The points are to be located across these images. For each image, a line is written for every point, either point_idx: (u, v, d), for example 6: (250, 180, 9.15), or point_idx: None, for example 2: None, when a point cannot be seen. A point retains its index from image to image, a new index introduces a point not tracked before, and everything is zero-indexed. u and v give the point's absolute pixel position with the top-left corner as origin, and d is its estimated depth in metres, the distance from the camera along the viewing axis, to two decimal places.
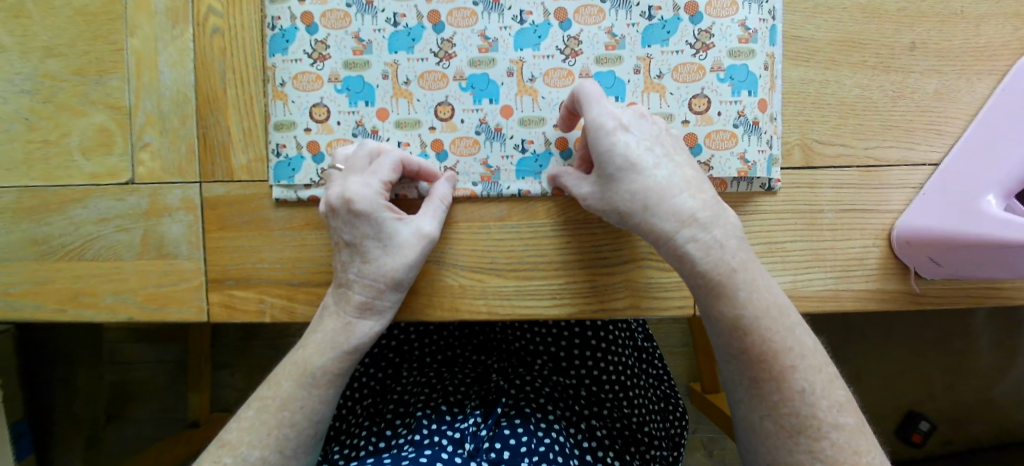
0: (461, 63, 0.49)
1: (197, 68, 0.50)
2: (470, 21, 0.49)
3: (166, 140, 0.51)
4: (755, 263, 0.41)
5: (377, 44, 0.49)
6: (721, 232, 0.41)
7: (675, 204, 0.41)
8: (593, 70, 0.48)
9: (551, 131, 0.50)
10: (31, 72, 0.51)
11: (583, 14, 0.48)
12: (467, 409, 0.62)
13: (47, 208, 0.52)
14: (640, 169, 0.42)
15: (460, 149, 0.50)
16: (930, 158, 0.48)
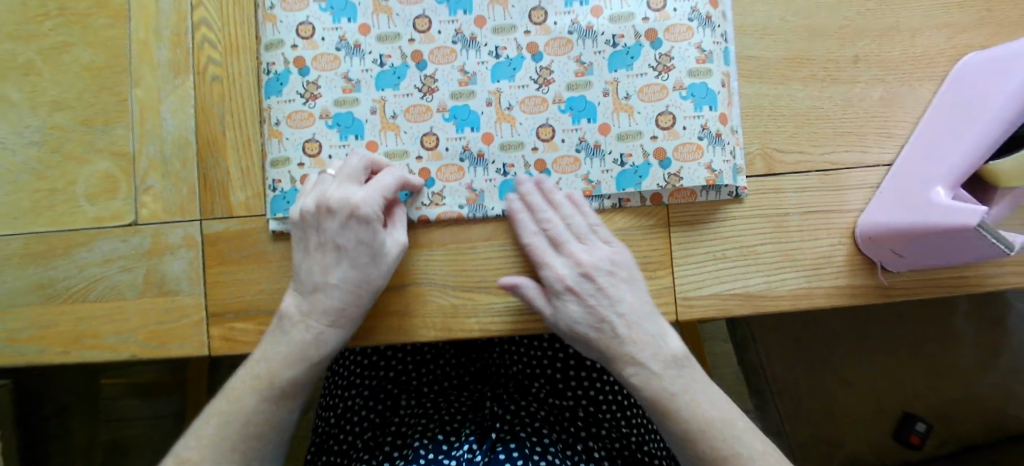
0: (443, 97, 0.52)
1: (197, 114, 0.54)
2: (450, 58, 0.53)
3: (167, 182, 0.54)
4: (699, 384, 0.47)
5: (363, 84, 0.53)
6: (662, 361, 0.47)
7: (631, 338, 0.47)
8: (563, 98, 0.52)
9: (530, 155, 0.52)
10: (40, 125, 0.55)
11: (553, 47, 0.52)
12: (462, 436, 0.63)
13: (52, 253, 0.54)
14: (592, 306, 0.48)
15: (447, 176, 0.52)
16: (882, 160, 0.52)
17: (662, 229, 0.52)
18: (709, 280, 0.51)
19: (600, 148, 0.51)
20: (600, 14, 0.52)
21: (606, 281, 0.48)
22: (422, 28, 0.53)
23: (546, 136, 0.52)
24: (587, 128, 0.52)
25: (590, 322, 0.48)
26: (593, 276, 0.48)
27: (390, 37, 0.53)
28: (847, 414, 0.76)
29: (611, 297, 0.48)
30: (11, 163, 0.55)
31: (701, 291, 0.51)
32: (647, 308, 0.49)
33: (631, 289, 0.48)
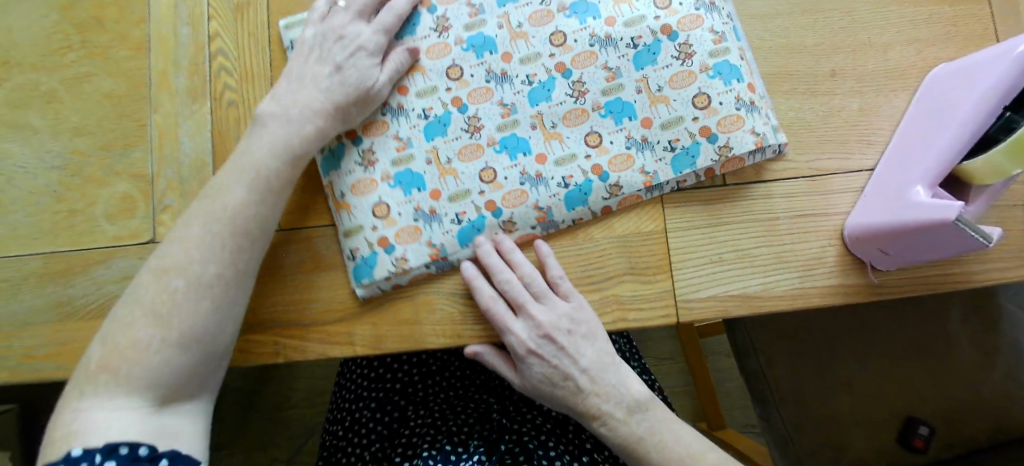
0: (490, 131, 0.54)
1: (214, 137, 0.56)
2: (488, 96, 0.55)
3: (185, 200, 0.56)
4: (663, 424, 0.54)
5: (416, 132, 0.55)
6: (626, 409, 0.53)
7: (594, 392, 0.53)
8: (603, 102, 0.54)
9: (585, 162, 0.53)
10: (61, 150, 0.57)
11: (579, 61, 0.55)
12: (469, 447, 0.65)
13: (71, 271, 0.56)
14: (554, 367, 0.53)
15: (516, 201, 0.53)
16: (865, 165, 0.55)
17: (660, 234, 0.54)
18: (707, 283, 0.53)
19: (648, 141, 0.53)
20: (614, 23, 0.55)
21: (565, 341, 0.52)
22: (456, 75, 0.55)
23: (592, 143, 0.54)
24: (632, 125, 0.54)
25: (553, 380, 0.53)
26: (560, 333, 0.52)
27: (426, 87, 0.55)
28: (852, 418, 0.77)
29: (572, 356, 0.53)
30: (32, 186, 0.57)
31: (700, 292, 0.53)
32: (605, 353, 0.54)
33: (589, 343, 0.53)
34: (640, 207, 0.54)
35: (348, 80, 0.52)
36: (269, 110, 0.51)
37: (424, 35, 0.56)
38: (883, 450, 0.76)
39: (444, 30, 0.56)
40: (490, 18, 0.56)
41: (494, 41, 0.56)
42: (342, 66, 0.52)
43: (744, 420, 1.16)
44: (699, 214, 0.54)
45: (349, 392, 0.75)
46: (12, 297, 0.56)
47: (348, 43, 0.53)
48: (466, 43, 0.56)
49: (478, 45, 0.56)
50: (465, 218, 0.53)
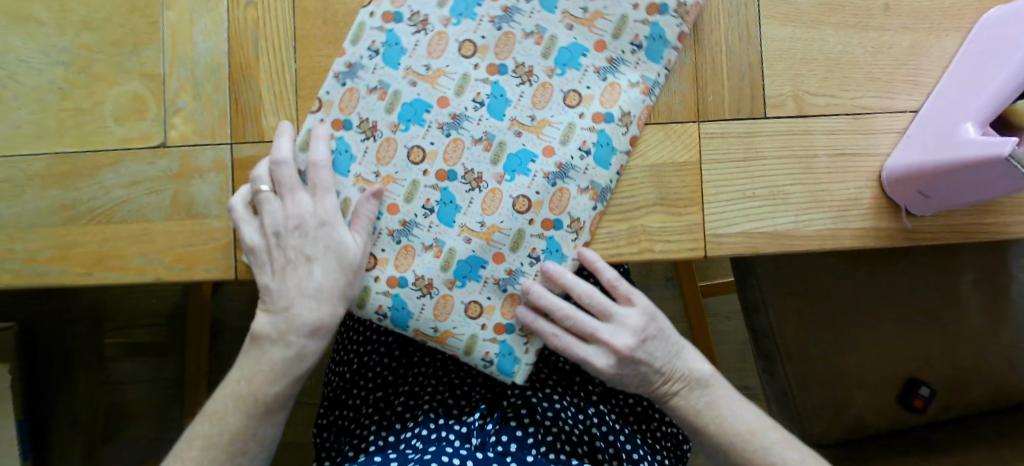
0: (487, 170, 0.50)
1: (230, 39, 0.53)
2: (461, 146, 0.50)
3: (199, 104, 0.53)
4: (724, 401, 0.56)
5: (439, 228, 0.50)
6: (690, 387, 0.55)
7: (667, 381, 0.55)
8: (552, 63, 0.50)
9: (583, 121, 0.50)
10: (67, 45, 0.54)
11: (501, 50, 0.50)
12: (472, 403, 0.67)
13: (77, 174, 0.53)
14: (633, 369, 0.54)
15: (562, 205, 0.50)
16: (910, 106, 0.53)
17: (693, 166, 0.52)
18: (737, 218, 0.52)
19: (613, 61, 0.50)
20: None
21: (640, 351, 0.53)
22: (418, 153, 0.50)
23: (573, 103, 0.50)
24: (590, 59, 0.50)
25: (631, 378, 0.55)
26: (637, 347, 0.53)
27: (408, 186, 0.51)
28: (852, 373, 0.78)
29: (645, 362, 0.54)
30: (37, 83, 0.54)
31: (731, 228, 0.51)
32: (669, 340, 0.55)
33: (658, 341, 0.54)
34: (674, 135, 0.52)
35: (335, 251, 0.50)
36: (263, 330, 0.52)
37: (367, 160, 0.51)
38: (881, 409, 0.78)
39: (375, 129, 0.50)
40: (394, 71, 0.50)
41: (423, 99, 0.50)
42: (289, 217, 0.50)
43: (739, 380, 1.17)
44: (734, 147, 0.52)
45: (358, 329, 0.76)
46: (15, 198, 0.54)
47: (312, 228, 0.50)
48: (396, 103, 0.50)
49: (409, 115, 0.50)
50: (535, 254, 0.51)
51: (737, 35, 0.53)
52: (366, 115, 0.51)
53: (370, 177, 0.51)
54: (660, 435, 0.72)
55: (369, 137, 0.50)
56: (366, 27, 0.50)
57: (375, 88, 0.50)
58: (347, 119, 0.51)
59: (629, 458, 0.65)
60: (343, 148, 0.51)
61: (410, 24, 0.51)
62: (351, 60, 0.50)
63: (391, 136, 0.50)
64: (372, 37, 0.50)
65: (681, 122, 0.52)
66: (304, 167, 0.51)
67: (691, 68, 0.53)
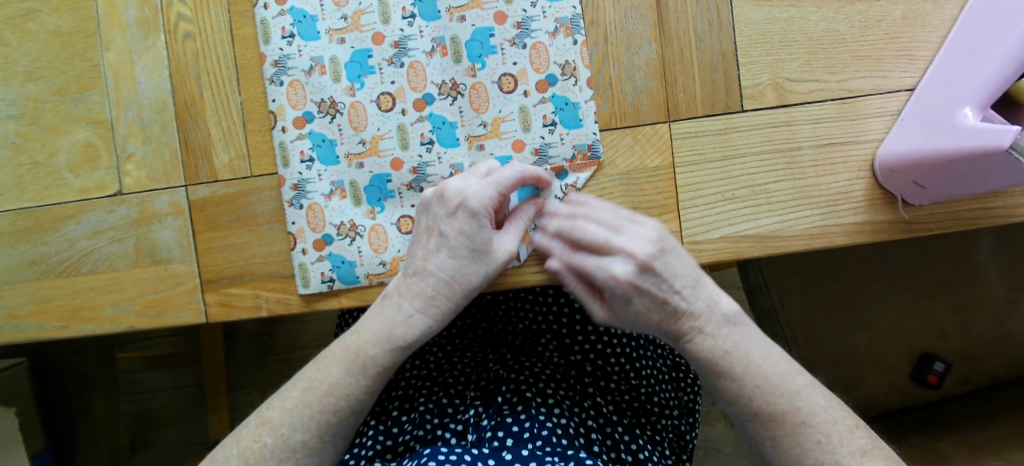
0: (457, 72, 0.49)
1: (173, 76, 0.51)
2: (422, 68, 0.49)
3: (149, 147, 0.51)
4: (755, 340, 0.46)
5: (449, 154, 0.49)
6: (717, 324, 0.46)
7: (687, 316, 0.46)
8: (468, 62, 0.49)
9: (531, 98, 0.48)
10: (15, 97, 0.53)
11: (416, 77, 0.49)
12: (468, 400, 0.66)
13: (41, 228, 0.53)
14: (652, 295, 0.45)
15: (545, 60, 0.48)
16: (904, 84, 0.48)
17: (668, 170, 0.48)
18: (717, 223, 0.48)
19: (525, 23, 0.48)
20: (382, 41, 0.49)
21: (662, 264, 0.44)
22: (388, 99, 0.49)
23: (511, 88, 0.48)
24: (499, 36, 0.48)
25: (652, 310, 0.46)
26: (657, 255, 0.44)
27: (398, 134, 0.49)
28: (864, 355, 0.74)
29: (668, 280, 0.45)
30: None
31: (710, 234, 0.48)
32: (693, 265, 0.47)
33: (678, 260, 0.45)
34: (644, 139, 0.48)
35: (468, 234, 0.46)
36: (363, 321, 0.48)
37: (347, 136, 0.49)
38: (895, 389, 0.74)
39: (335, 104, 0.49)
40: (318, 42, 0.49)
41: (360, 49, 0.49)
42: (451, 209, 0.45)
43: None
44: (713, 144, 0.48)
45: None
46: None
47: (447, 205, 0.46)
48: (338, 69, 0.49)
49: (357, 73, 0.49)
50: (550, 121, 0.48)
51: (706, 22, 0.48)
52: (319, 97, 0.49)
53: (358, 148, 0.49)
54: (664, 426, 0.70)
55: (334, 115, 0.49)
56: (270, 23, 0.49)
57: (311, 68, 0.49)
58: (305, 113, 0.49)
59: (625, 449, 0.64)
60: (319, 139, 0.49)
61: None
62: (275, 57, 0.49)
63: (376, 224, 0.50)
64: (280, 24, 0.49)
65: (650, 124, 0.48)
66: (299, 180, 0.50)
67: (658, 63, 0.48)
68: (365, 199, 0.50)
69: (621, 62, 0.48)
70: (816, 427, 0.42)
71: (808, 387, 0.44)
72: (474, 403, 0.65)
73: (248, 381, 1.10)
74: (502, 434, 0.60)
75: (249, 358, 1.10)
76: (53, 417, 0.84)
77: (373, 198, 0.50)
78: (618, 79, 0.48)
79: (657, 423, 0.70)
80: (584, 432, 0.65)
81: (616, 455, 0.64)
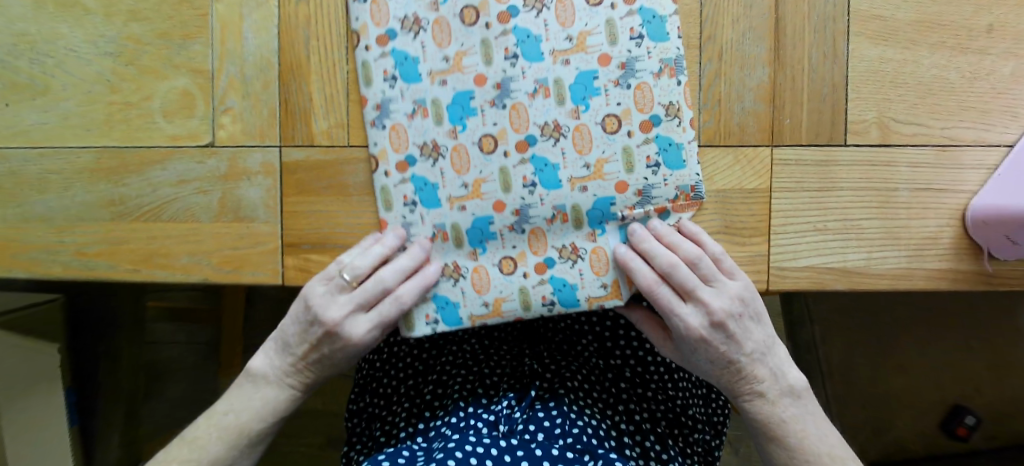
0: (560, 113, 0.48)
1: (281, 36, 0.50)
2: (524, 110, 0.48)
3: (248, 103, 0.51)
4: (814, 416, 0.46)
5: (551, 196, 0.48)
6: (780, 392, 0.46)
7: (749, 379, 0.46)
8: (572, 104, 0.48)
9: (635, 139, 0.47)
10: (115, 35, 0.52)
11: (518, 119, 0.48)
12: (501, 391, 0.64)
13: (124, 170, 0.53)
14: (721, 352, 0.45)
15: (649, 100, 0.47)
16: (1004, 140, 0.49)
17: (764, 193, 0.49)
18: (806, 251, 0.49)
19: (629, 65, 0.47)
20: (484, 83, 0.48)
21: (736, 326, 0.45)
22: (490, 141, 0.48)
23: (615, 128, 0.48)
24: (603, 77, 0.47)
25: (717, 365, 0.46)
26: (733, 317, 0.44)
27: (500, 176, 0.49)
28: (899, 398, 0.76)
29: (741, 344, 0.45)
30: (85, 73, 0.52)
31: (798, 262, 0.49)
32: (768, 335, 0.46)
33: (756, 325, 0.46)
34: (745, 160, 0.49)
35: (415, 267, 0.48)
36: (256, 367, 0.49)
37: (448, 179, 0.49)
38: (923, 435, 0.76)
39: (437, 147, 0.49)
40: (419, 85, 0.49)
41: (462, 91, 0.48)
42: (305, 292, 0.47)
43: None
44: (812, 174, 0.49)
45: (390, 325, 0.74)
46: (65, 189, 0.53)
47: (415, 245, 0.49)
48: (440, 111, 0.49)
49: (458, 115, 0.49)
50: (653, 162, 0.48)
51: (822, 52, 0.48)
52: (421, 139, 0.49)
53: (460, 191, 0.49)
54: (695, 440, 0.67)
55: (437, 158, 0.49)
56: (371, 64, 0.49)
57: (414, 111, 0.49)
58: (407, 157, 0.49)
59: (655, 457, 0.61)
60: (421, 182, 0.49)
61: (406, 34, 0.48)
62: (376, 101, 0.49)
63: (478, 266, 0.49)
64: (382, 67, 0.49)
65: (754, 146, 0.49)
66: (403, 223, 0.50)
67: (769, 86, 0.49)
68: (467, 240, 0.49)
69: (733, 82, 0.48)
70: None
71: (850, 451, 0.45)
72: (507, 395, 0.63)
73: None
74: (533, 428, 0.59)
75: None
76: (83, 360, 0.82)
77: (474, 240, 0.49)
78: (728, 98, 0.49)
79: (689, 436, 0.66)
80: (616, 435, 0.62)
81: (646, 462, 0.61)
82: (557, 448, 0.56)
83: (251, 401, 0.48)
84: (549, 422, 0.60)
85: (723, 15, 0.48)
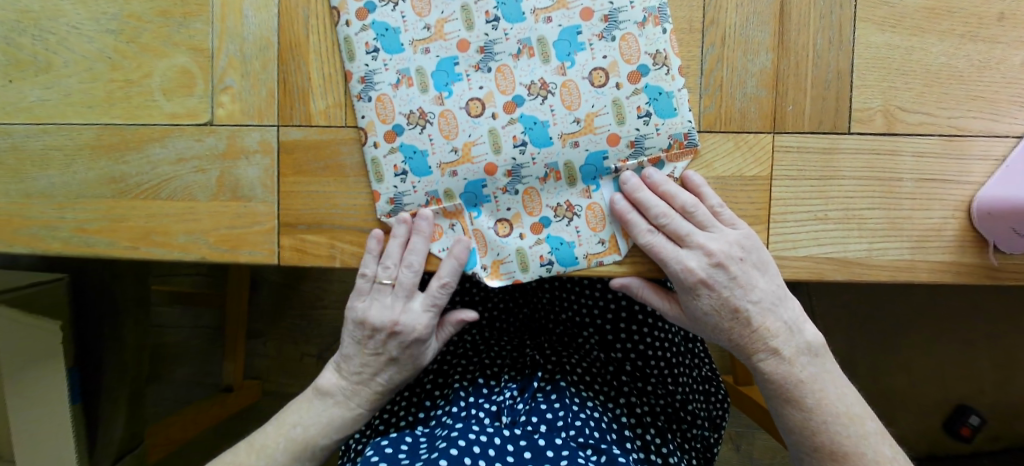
0: (546, 72, 0.48)
1: (281, 14, 0.50)
2: (510, 71, 0.48)
3: (247, 83, 0.51)
4: (833, 378, 0.44)
5: (543, 154, 0.48)
6: (796, 348, 0.44)
7: (760, 331, 0.44)
8: (557, 62, 0.48)
9: (623, 91, 0.47)
10: (117, 12, 0.52)
11: (503, 79, 0.48)
12: (502, 381, 0.62)
13: (125, 147, 0.53)
14: (724, 299, 0.44)
15: (635, 51, 0.47)
16: (1013, 131, 0.48)
17: (764, 181, 0.48)
18: (805, 241, 0.48)
19: (611, 17, 0.47)
20: (467, 48, 0.48)
21: (739, 270, 0.44)
22: (477, 105, 0.48)
23: (602, 82, 0.47)
24: (586, 32, 0.47)
25: (722, 315, 0.45)
26: (733, 259, 0.44)
27: (489, 138, 0.48)
28: (900, 396, 0.76)
29: (745, 288, 0.44)
30: (86, 50, 0.53)
31: (798, 251, 0.48)
32: (778, 289, 0.45)
33: (760, 272, 0.45)
34: (745, 146, 0.48)
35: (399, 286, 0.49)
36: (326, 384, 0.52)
37: (438, 145, 0.49)
38: (925, 434, 0.76)
39: (424, 115, 0.49)
40: (403, 55, 0.48)
41: (445, 57, 0.49)
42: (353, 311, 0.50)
43: None
44: (813, 161, 0.48)
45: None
46: (65, 166, 0.53)
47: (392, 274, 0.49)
48: (425, 79, 0.49)
49: (444, 82, 0.49)
50: (644, 112, 0.47)
51: (827, 38, 0.47)
52: (407, 108, 0.49)
53: (450, 157, 0.49)
54: (693, 436, 0.65)
55: (424, 126, 0.49)
56: (353, 40, 0.49)
57: (398, 81, 0.49)
58: (394, 126, 0.49)
59: (655, 452, 0.60)
60: (410, 150, 0.49)
61: (384, 6, 0.48)
62: (361, 74, 0.49)
63: (475, 230, 0.50)
64: (364, 40, 0.49)
65: (755, 132, 0.48)
66: (395, 194, 0.50)
67: (772, 72, 0.48)
68: (461, 205, 0.50)
69: (736, 67, 0.48)
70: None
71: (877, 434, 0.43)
72: (508, 385, 0.61)
73: (266, 330, 0.96)
74: (534, 421, 0.56)
75: (271, 310, 0.96)
76: (88, 339, 0.77)
77: (469, 204, 0.50)
78: (730, 83, 0.48)
79: (689, 432, 0.64)
80: (618, 428, 0.60)
81: (647, 455, 0.59)
82: (559, 440, 0.54)
83: (316, 417, 0.51)
84: (550, 414, 0.58)
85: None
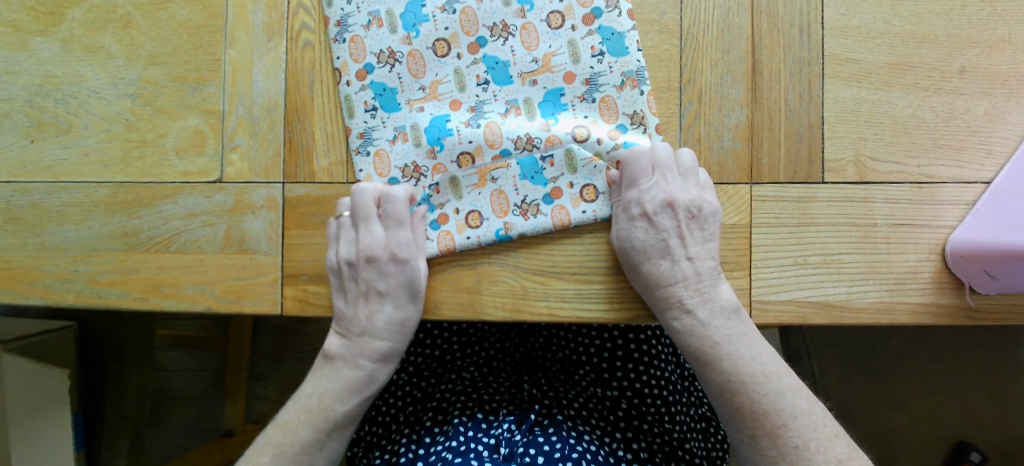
0: (531, 128, 0.51)
1: (288, 79, 0.54)
2: (498, 127, 0.51)
3: (255, 142, 0.55)
4: (745, 339, 0.45)
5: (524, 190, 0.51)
6: (711, 310, 0.46)
7: (687, 280, 0.47)
8: (542, 119, 0.51)
9: (603, 145, 0.50)
10: (135, 78, 0.56)
11: (491, 132, 0.51)
12: (502, 415, 0.61)
13: (138, 204, 0.56)
14: (660, 238, 0.48)
15: (614, 112, 0.50)
16: (982, 176, 0.50)
17: (745, 228, 0.50)
18: (786, 285, 0.50)
19: (592, 80, 0.50)
20: (459, 107, 0.52)
21: (685, 219, 0.48)
22: (467, 158, 0.51)
23: (585, 138, 0.50)
24: (569, 94, 0.51)
25: (651, 254, 0.48)
26: (690, 209, 0.48)
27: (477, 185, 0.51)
28: (900, 432, 0.76)
29: (683, 237, 0.48)
30: (105, 113, 0.56)
31: (780, 295, 0.49)
32: (714, 264, 0.48)
33: (709, 226, 0.49)
34: (724, 196, 0.51)
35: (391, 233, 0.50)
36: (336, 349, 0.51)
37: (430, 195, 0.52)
38: None
39: (418, 169, 0.52)
40: (399, 113, 0.52)
41: (438, 115, 0.52)
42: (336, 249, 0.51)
43: None
44: (791, 208, 0.50)
45: None
46: (80, 221, 0.56)
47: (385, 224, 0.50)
48: (419, 134, 0.52)
49: (436, 136, 0.52)
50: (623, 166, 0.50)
51: (798, 93, 0.51)
52: (402, 162, 0.52)
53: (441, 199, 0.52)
54: None
55: (419, 179, 0.52)
56: (353, 98, 0.53)
57: (395, 137, 0.52)
58: (390, 179, 0.52)
59: None
60: None
61: (382, 67, 0.52)
62: (360, 130, 0.52)
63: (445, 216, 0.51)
64: (363, 99, 0.52)
65: (733, 183, 0.51)
66: None
67: (747, 126, 0.51)
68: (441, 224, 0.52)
69: (713, 121, 0.51)
70: (796, 431, 0.41)
71: (794, 389, 0.43)
72: (507, 418, 0.60)
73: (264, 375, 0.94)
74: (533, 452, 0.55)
75: (272, 353, 0.91)
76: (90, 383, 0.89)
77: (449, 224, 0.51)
78: (707, 136, 0.51)
79: None
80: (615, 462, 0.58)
81: None
82: None
83: (331, 384, 0.50)
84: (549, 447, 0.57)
85: (702, 61, 0.51)
